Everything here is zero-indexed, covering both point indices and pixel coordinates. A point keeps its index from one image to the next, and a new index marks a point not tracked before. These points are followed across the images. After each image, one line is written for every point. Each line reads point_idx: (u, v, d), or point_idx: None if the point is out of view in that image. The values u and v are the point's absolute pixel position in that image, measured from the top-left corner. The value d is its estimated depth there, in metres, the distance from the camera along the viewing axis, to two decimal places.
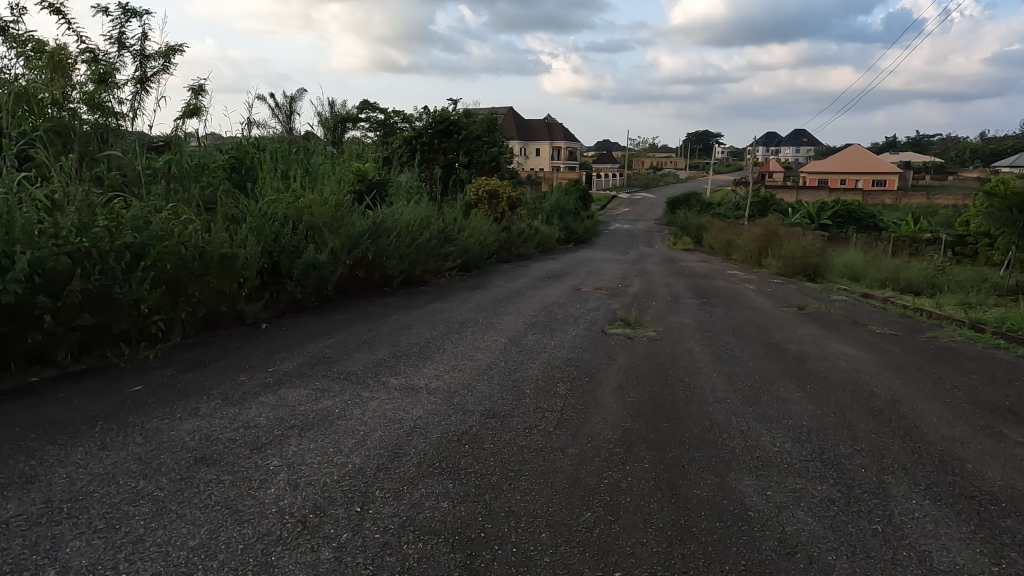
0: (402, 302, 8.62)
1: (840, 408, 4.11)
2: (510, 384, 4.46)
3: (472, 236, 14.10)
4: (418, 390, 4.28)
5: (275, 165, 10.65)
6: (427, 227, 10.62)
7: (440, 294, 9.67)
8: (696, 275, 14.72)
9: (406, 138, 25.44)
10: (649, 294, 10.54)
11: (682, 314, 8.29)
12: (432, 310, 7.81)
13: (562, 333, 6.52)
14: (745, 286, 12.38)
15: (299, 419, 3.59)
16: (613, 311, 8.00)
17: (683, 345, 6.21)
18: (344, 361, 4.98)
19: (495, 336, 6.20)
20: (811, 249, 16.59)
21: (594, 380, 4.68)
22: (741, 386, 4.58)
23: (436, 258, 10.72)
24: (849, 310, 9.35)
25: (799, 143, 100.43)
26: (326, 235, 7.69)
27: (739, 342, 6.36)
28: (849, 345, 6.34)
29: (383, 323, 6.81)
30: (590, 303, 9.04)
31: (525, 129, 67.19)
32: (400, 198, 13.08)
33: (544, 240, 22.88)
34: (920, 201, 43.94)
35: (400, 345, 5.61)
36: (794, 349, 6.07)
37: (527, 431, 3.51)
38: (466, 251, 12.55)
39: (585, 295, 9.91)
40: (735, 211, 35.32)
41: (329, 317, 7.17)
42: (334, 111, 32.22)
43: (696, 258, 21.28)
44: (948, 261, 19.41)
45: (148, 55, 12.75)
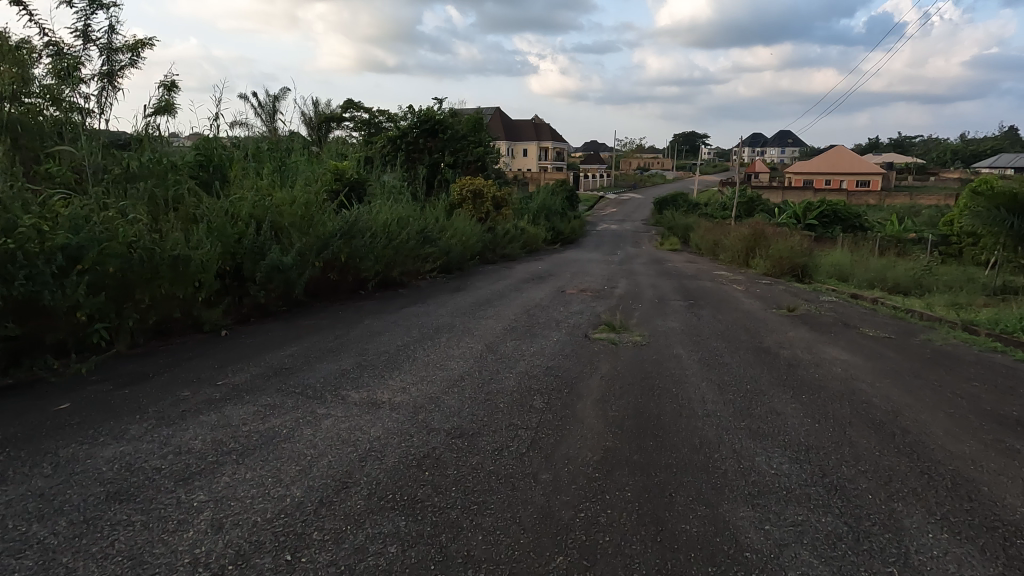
0: (377, 306, 8.20)
1: (839, 422, 3.79)
2: (482, 398, 4.09)
3: (455, 237, 13.69)
4: (379, 405, 3.89)
5: (246, 162, 10.16)
6: (405, 228, 10.20)
7: (418, 297, 9.27)
8: (684, 276, 14.47)
9: (390, 138, 25.00)
10: (636, 296, 10.21)
11: (670, 317, 7.96)
12: (407, 314, 7.41)
13: (542, 338, 6.16)
14: (733, 288, 12.13)
15: (240, 442, 3.19)
16: (598, 315, 7.66)
17: (670, 351, 5.88)
18: (303, 372, 4.57)
19: (471, 342, 5.82)
20: (799, 249, 16.41)
21: (575, 392, 4.33)
22: (732, 397, 4.25)
23: (415, 260, 10.31)
24: (840, 312, 9.09)
25: (784, 144, 101.21)
26: (294, 235, 7.26)
27: (728, 347, 6.05)
28: (842, 350, 6.05)
29: (353, 329, 6.40)
30: (574, 305, 8.68)
31: (513, 129, 66.90)
32: (379, 198, 12.63)
33: (530, 240, 22.54)
34: (903, 201, 44.30)
35: (367, 354, 5.21)
36: (786, 355, 5.77)
37: (497, 454, 3.14)
38: (447, 252, 12.15)
39: (569, 298, 9.56)
40: (722, 211, 35.25)
41: (296, 323, 6.74)
42: (317, 110, 31.70)
43: (683, 258, 21.07)
44: (934, 261, 19.36)
45: (115, 48, 12.22)
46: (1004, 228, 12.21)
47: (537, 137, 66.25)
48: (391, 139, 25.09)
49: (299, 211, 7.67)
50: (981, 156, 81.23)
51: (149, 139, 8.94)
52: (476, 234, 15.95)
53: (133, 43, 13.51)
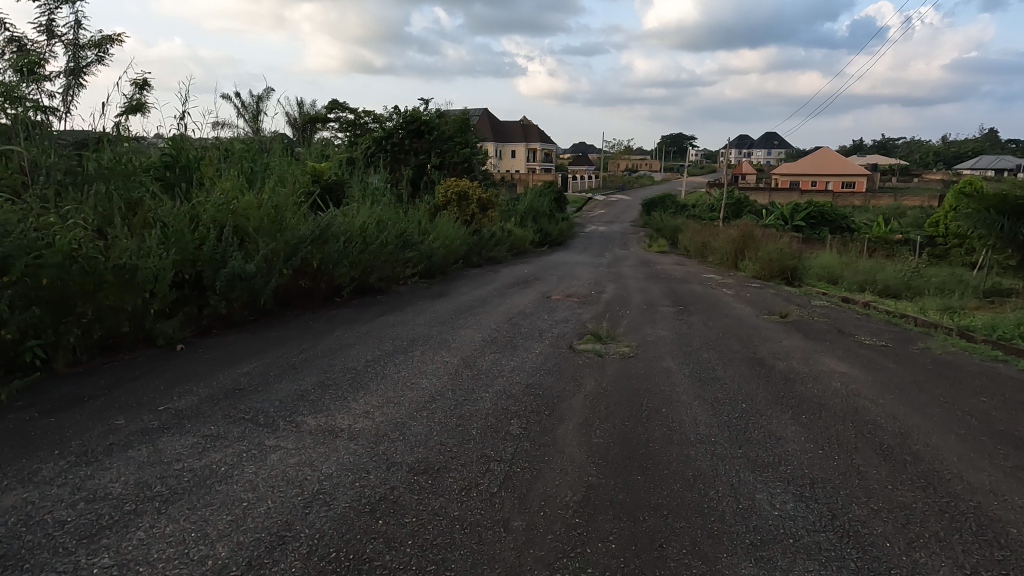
0: (352, 315, 7.78)
1: (845, 447, 3.45)
2: (453, 424, 3.70)
3: (438, 240, 13.28)
4: (335, 433, 3.48)
5: (217, 163, 9.69)
6: (383, 232, 9.78)
7: (397, 305, 8.85)
8: (672, 279, 14.19)
9: (374, 139, 24.55)
10: (624, 302, 9.88)
11: (659, 324, 7.62)
12: (382, 324, 6.99)
13: (524, 350, 5.79)
14: (723, 291, 11.84)
15: (168, 484, 2.77)
16: (583, 323, 7.31)
17: (659, 364, 5.54)
18: (257, 394, 4.15)
19: (446, 356, 5.43)
20: (788, 251, 16.19)
21: (556, 414, 3.95)
22: (726, 419, 3.91)
23: (394, 265, 9.88)
24: (833, 317, 8.81)
25: (771, 145, 101.91)
26: (260, 241, 6.82)
27: (720, 359, 5.72)
28: (840, 360, 5.74)
29: (322, 341, 5.98)
30: (559, 313, 8.32)
31: (501, 130, 66.62)
32: (358, 201, 12.18)
33: (518, 243, 22.17)
34: (889, 202, 44.56)
35: (332, 371, 4.80)
36: (781, 367, 5.44)
37: (464, 496, 2.76)
38: (429, 256, 11.73)
39: (554, 304, 9.19)
40: (710, 213, 35.14)
41: (261, 334, 6.30)
42: (302, 111, 31.19)
43: (671, 260, 20.83)
44: (922, 263, 19.28)
45: (81, 44, 11.66)
46: (995, 231, 12.03)
47: (525, 138, 65.93)
48: (376, 140, 24.63)
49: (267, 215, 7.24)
50: (963, 158, 82.28)
51: (110, 138, 8.44)
52: (461, 237, 15.56)
53: (101, 39, 12.95)
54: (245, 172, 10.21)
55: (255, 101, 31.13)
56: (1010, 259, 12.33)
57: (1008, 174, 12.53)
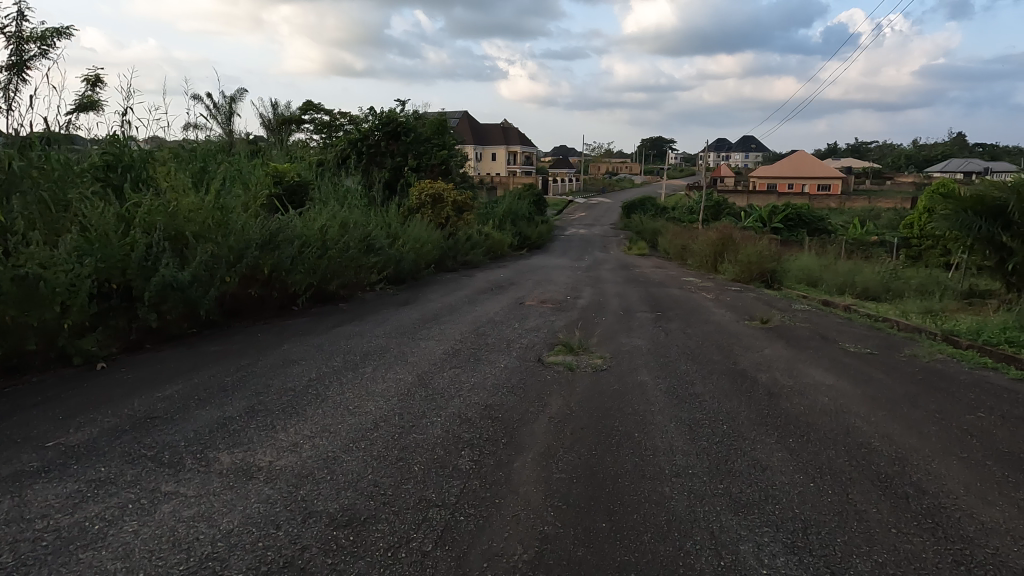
0: (306, 325, 7.20)
1: (839, 479, 3.04)
2: (394, 458, 3.20)
3: (409, 243, 12.76)
4: (249, 472, 2.95)
5: (167, 161, 9.06)
6: (344, 236, 9.22)
7: (358, 313, 8.29)
8: (651, 283, 13.84)
9: (349, 140, 23.90)
10: (600, 308, 9.45)
11: (635, 333, 7.19)
12: (336, 335, 6.44)
13: (487, 364, 5.30)
14: (702, 296, 11.51)
15: (19, 551, 2.24)
16: (555, 332, 6.86)
17: (633, 378, 5.09)
18: (171, 423, 3.61)
19: (400, 373, 4.92)
20: (767, 253, 15.99)
21: (514, 442, 3.48)
22: (705, 444, 3.47)
23: (356, 271, 9.33)
24: (815, 323, 8.48)
25: (749, 148, 103.15)
26: (201, 247, 6.24)
27: (699, 371, 5.30)
28: (825, 371, 5.36)
29: (265, 356, 5.42)
30: (531, 321, 7.84)
31: (481, 133, 66.13)
32: (323, 204, 11.59)
33: (495, 246, 21.69)
34: (863, 204, 45.13)
35: (266, 393, 4.27)
36: (763, 379, 5.05)
37: (390, 560, 2.26)
38: (397, 261, 11.20)
39: (526, 311, 8.72)
40: (690, 216, 35.10)
41: (200, 349, 5.72)
42: (277, 112, 30.37)
43: (650, 263, 20.60)
44: (899, 264, 19.26)
45: (23, 36, 10.91)
46: (971, 232, 11.82)
47: (506, 140, 65.53)
48: (350, 142, 23.98)
49: (211, 218, 6.66)
50: (934, 161, 84.19)
51: (42, 134, 7.76)
52: (434, 241, 15.04)
53: (48, 32, 12.23)
54: (198, 172, 9.59)
55: (227, 102, 30.23)
56: (986, 260, 12.15)
57: (984, 174, 12.39)
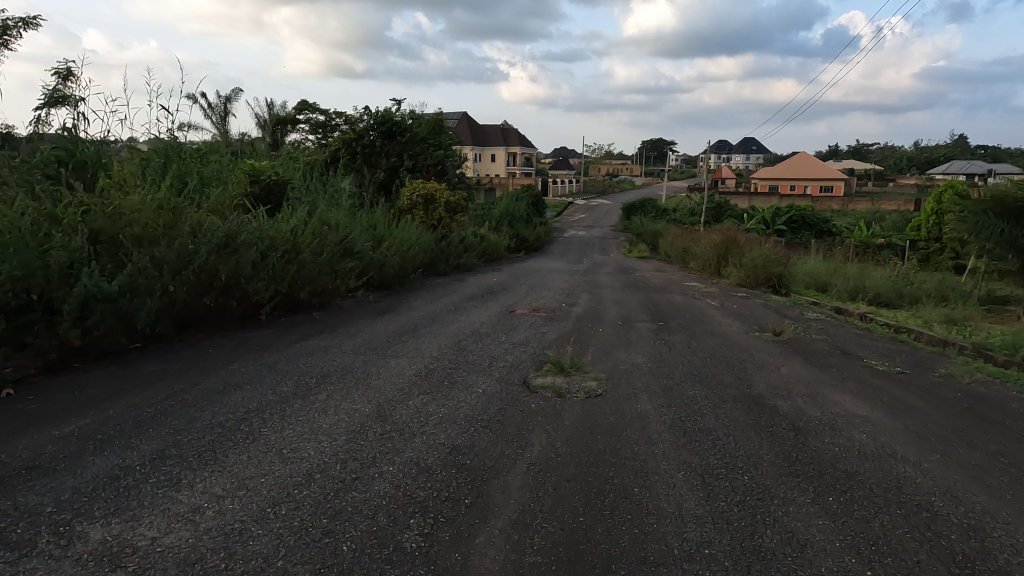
0: (268, 339, 6.44)
1: (905, 566, 2.32)
2: (319, 532, 2.45)
3: (396, 245, 12.01)
4: (115, 561, 2.21)
5: (128, 156, 8.35)
6: (317, 239, 8.48)
7: (330, 324, 7.53)
8: (652, 288, 13.10)
9: (344, 139, 23.12)
10: (596, 317, 8.68)
11: (635, 347, 6.44)
12: (296, 352, 5.69)
13: (462, 390, 4.54)
14: (707, 303, 10.74)
15: None
16: (545, 347, 6.10)
17: (631, 406, 4.34)
18: (49, 476, 2.86)
19: (356, 402, 4.16)
20: (774, 257, 15.25)
21: (481, 504, 2.75)
22: (724, 508, 2.75)
23: (331, 277, 8.58)
24: (832, 335, 7.73)
25: (749, 150, 102.49)
26: (142, 252, 5.50)
27: (708, 397, 4.55)
28: (855, 398, 4.62)
29: (205, 379, 4.67)
30: (519, 333, 7.08)
31: (480, 134, 65.47)
32: (303, 205, 10.84)
33: (491, 249, 20.96)
34: (866, 206, 44.46)
35: (186, 431, 3.52)
36: (784, 409, 4.31)
37: None
38: (380, 265, 10.44)
39: (515, 322, 7.96)
40: (690, 218, 34.38)
41: (134, 369, 4.96)
42: (273, 112, 29.75)
43: (651, 266, 19.89)
44: (909, 268, 18.53)
45: None
46: (993, 235, 11.04)
47: (506, 142, 64.89)
48: (345, 141, 23.20)
49: (158, 220, 5.92)
50: (936, 163, 83.60)
51: None
52: (424, 244, 14.30)
53: (13, 23, 11.52)
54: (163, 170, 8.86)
55: (220, 102, 29.56)
56: (1008, 266, 11.40)
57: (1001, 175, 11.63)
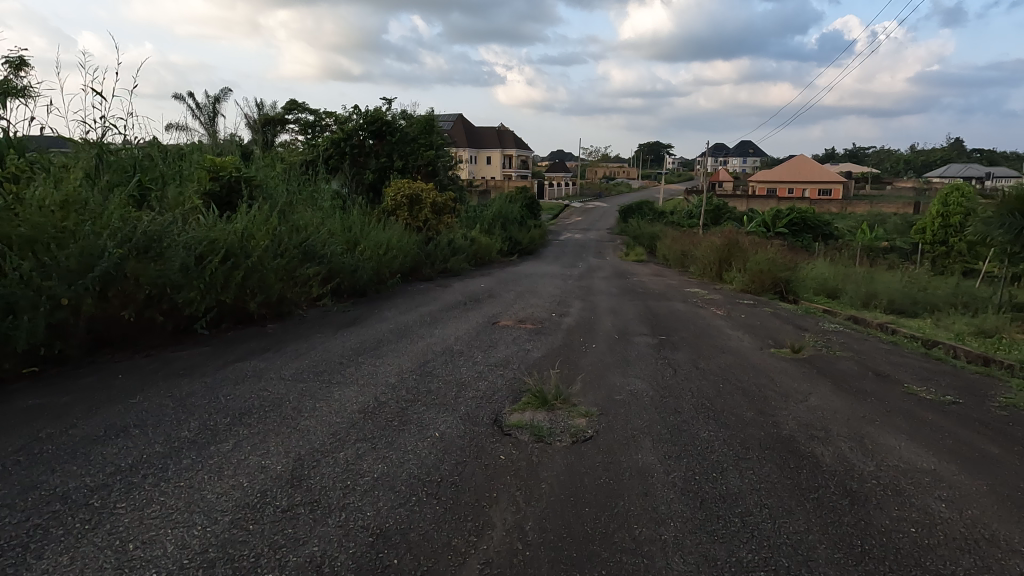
0: (199, 359, 5.45)
1: None
2: None
3: (372, 249, 10.99)
4: None
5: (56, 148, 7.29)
6: (272, 242, 7.48)
7: (282, 340, 6.52)
8: (651, 295, 12.15)
9: (332, 139, 22.08)
10: (589, 330, 7.70)
11: (633, 369, 5.46)
12: (222, 378, 4.67)
13: (414, 435, 3.56)
14: (712, 312, 9.78)
15: None
16: (526, 372, 5.11)
17: (630, 458, 3.38)
18: None
19: (269, 456, 3.17)
20: (780, 261, 14.31)
21: None
22: None
23: (288, 284, 7.56)
24: (858, 351, 6.76)
25: (746, 154, 102.02)
26: (29, 258, 4.49)
27: (726, 444, 3.59)
28: (912, 442, 3.66)
29: (88, 419, 3.66)
30: (499, 351, 6.08)
31: (476, 136, 64.52)
32: (267, 206, 9.83)
33: (482, 252, 19.97)
34: (866, 208, 43.64)
35: (7, 509, 2.51)
36: (826, 461, 3.35)
37: None
38: (350, 270, 9.44)
39: (496, 336, 6.97)
40: (688, 220, 33.49)
41: (6, 404, 3.94)
42: (261, 111, 28.71)
43: (649, 271, 18.95)
44: (919, 273, 17.64)
45: None
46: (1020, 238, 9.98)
47: (501, 144, 64.05)
48: (333, 142, 22.12)
49: (60, 219, 4.93)
50: (934, 166, 83.14)
51: None
52: (406, 248, 13.31)
53: None
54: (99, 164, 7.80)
55: (206, 102, 28.51)
56: None
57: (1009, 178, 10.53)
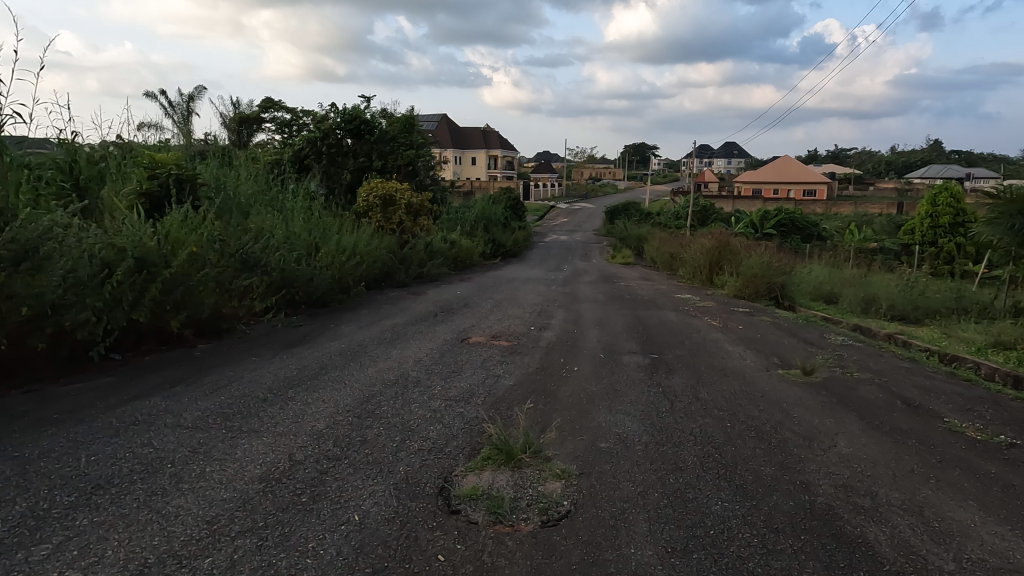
0: (90, 395, 4.42)
1: None
2: None
3: (333, 255, 9.94)
4: None
5: None
6: (204, 248, 6.45)
7: (208, 365, 5.52)
8: (639, 302, 11.28)
9: (309, 138, 20.65)
10: (572, 346, 6.79)
11: (623, 402, 4.55)
12: (100, 427, 3.65)
13: (322, 521, 2.60)
14: (706, 323, 8.91)
15: None
16: (491, 413, 4.15)
17: (621, 553, 2.45)
18: None
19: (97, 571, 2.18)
20: (774, 264, 13.50)
21: None
22: None
23: (223, 298, 6.53)
24: (878, 371, 5.87)
25: (731, 155, 102.34)
26: None
27: (747, 524, 2.68)
28: (989, 517, 2.79)
29: None
30: (463, 379, 5.11)
31: (461, 137, 63.48)
32: (213, 208, 8.80)
33: (462, 256, 19.02)
34: (852, 208, 43.39)
35: None
36: (886, 552, 2.47)
37: None
38: (305, 279, 8.43)
39: (463, 357, 5.99)
40: (675, 222, 32.76)
41: None
42: (238, 111, 27.44)
43: (637, 275, 18.14)
44: (914, 275, 17.05)
45: None
46: None
47: (487, 145, 63.17)
48: (310, 140, 20.75)
49: None
50: (915, 167, 83.86)
51: None
52: (377, 253, 12.30)
53: None
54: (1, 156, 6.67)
55: (180, 100, 27.22)
56: None
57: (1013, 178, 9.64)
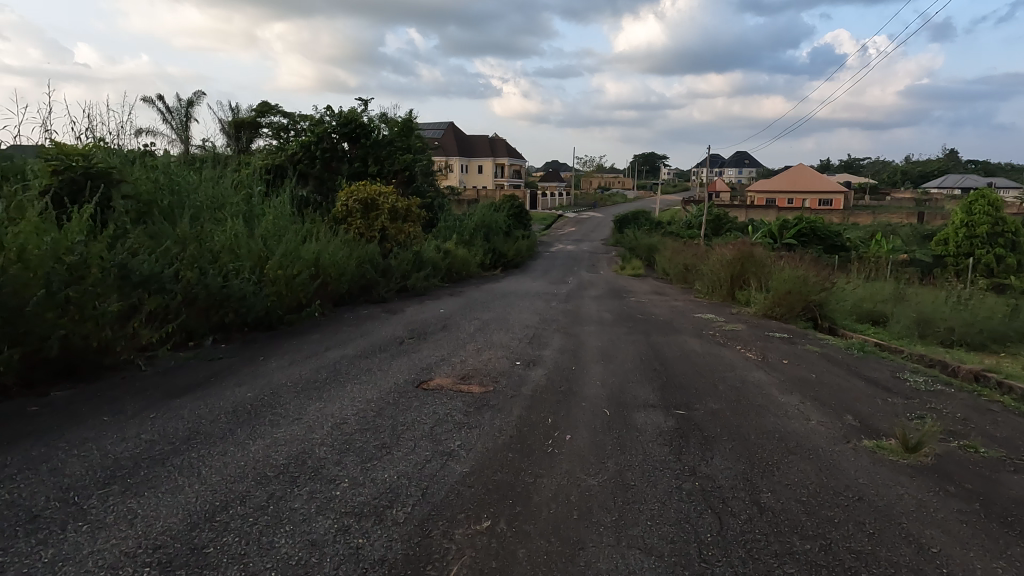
0: None
1: None
2: None
3: (285, 266, 8.18)
4: None
5: None
6: (64, 261, 4.75)
7: (27, 428, 3.75)
8: (657, 324, 9.45)
9: (302, 143, 18.95)
10: (567, 395, 4.96)
11: (641, 520, 2.73)
12: None
13: None
14: (738, 354, 7.08)
15: None
16: (407, 561, 2.34)
17: None
18: None
19: None
20: (811, 279, 11.57)
21: None
22: None
23: (88, 326, 4.80)
24: (1012, 446, 3.98)
25: (742, 164, 100.61)
26: None
27: None
28: None
29: None
30: (390, 465, 3.30)
31: (468, 145, 62.13)
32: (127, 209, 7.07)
33: (456, 266, 17.29)
34: (871, 218, 41.33)
35: None
36: None
37: None
38: (232, 296, 6.67)
39: (407, 417, 4.18)
40: (688, 231, 30.81)
41: None
42: (237, 116, 25.96)
43: (649, 288, 16.35)
44: (960, 291, 15.13)
45: None
46: None
47: (494, 153, 61.80)
48: (304, 146, 18.96)
49: None
50: (932, 176, 81.50)
51: None
52: (349, 264, 10.56)
53: None
54: None
55: (178, 104, 26.02)
56: None
57: None
